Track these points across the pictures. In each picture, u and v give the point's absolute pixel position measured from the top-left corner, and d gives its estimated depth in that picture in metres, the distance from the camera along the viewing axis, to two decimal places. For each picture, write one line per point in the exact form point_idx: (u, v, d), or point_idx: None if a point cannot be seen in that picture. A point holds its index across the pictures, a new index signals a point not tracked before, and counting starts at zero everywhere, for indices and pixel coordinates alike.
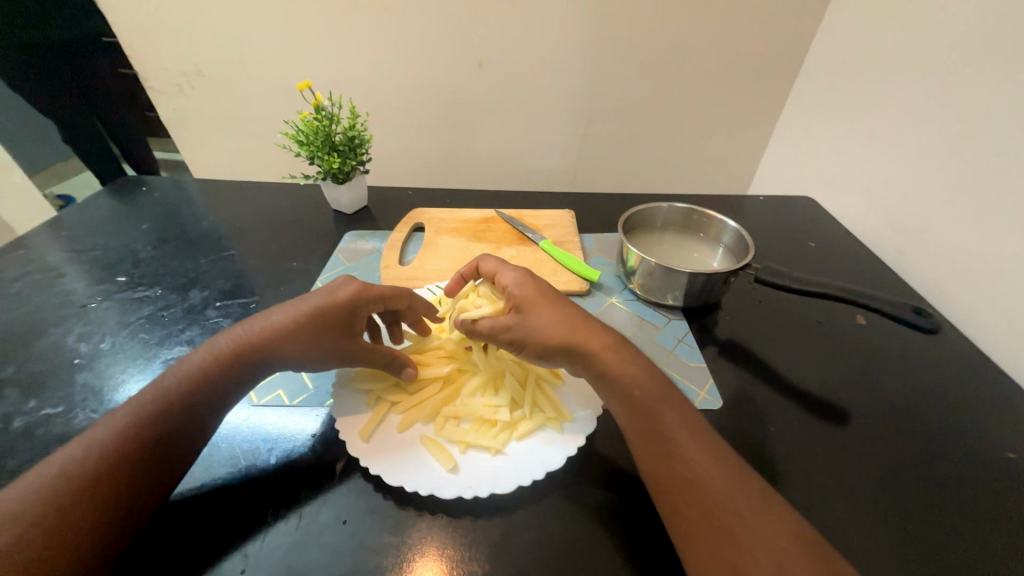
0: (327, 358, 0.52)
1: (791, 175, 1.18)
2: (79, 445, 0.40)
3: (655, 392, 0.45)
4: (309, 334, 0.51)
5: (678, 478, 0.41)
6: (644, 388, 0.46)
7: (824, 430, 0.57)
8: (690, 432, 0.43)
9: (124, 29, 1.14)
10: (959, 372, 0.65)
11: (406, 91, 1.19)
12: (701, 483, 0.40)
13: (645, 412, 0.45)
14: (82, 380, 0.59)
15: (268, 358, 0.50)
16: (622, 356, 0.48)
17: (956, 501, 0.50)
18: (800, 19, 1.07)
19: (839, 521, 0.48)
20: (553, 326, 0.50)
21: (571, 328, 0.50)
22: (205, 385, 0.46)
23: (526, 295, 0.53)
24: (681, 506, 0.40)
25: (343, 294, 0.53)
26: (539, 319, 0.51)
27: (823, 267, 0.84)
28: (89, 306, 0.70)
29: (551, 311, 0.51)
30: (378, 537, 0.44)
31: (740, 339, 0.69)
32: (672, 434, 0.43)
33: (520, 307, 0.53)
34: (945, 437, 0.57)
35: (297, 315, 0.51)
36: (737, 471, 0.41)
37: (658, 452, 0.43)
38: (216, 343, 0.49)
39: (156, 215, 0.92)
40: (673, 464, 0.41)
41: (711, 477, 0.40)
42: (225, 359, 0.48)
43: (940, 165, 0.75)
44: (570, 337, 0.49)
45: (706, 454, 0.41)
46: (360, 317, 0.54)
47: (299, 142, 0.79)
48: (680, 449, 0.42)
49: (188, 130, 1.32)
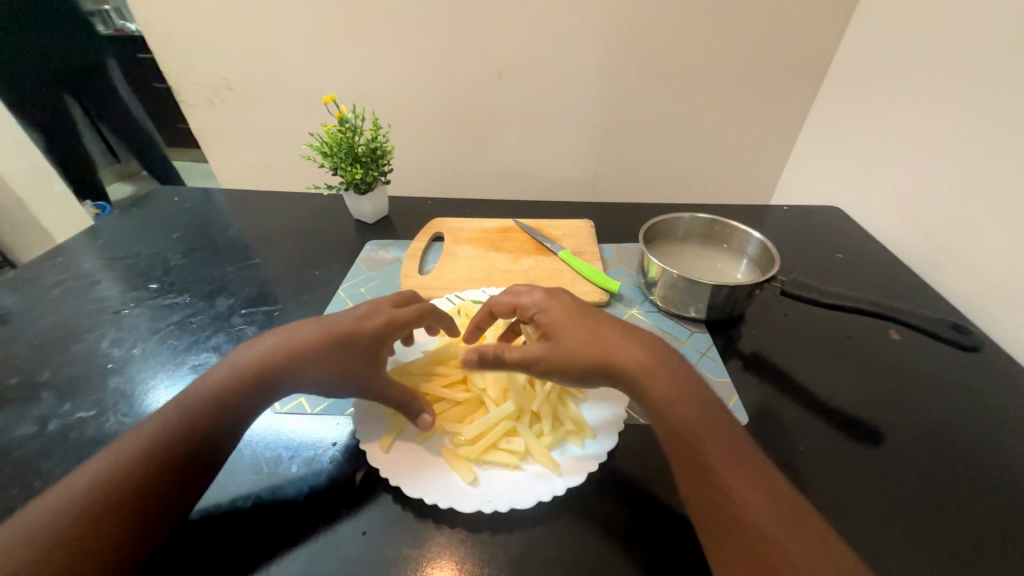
0: (345, 382, 0.50)
1: (816, 184, 1.16)
2: (110, 454, 0.41)
3: (697, 419, 0.43)
4: (334, 356, 0.50)
5: (719, 512, 0.39)
6: (682, 416, 0.43)
7: (857, 451, 0.54)
8: (734, 464, 0.40)
9: (159, 47, 1.19)
10: (1005, 392, 0.62)
11: (425, 102, 1.21)
12: (744, 519, 0.38)
13: (685, 440, 0.42)
14: (114, 384, 0.61)
15: (289, 377, 0.49)
16: (662, 379, 0.46)
17: (1005, 530, 0.47)
18: (825, 25, 1.05)
19: (875, 547, 0.45)
20: (588, 349, 0.49)
21: (606, 349, 0.49)
22: (230, 400, 0.46)
23: (554, 320, 0.53)
24: (722, 539, 0.38)
25: (375, 322, 0.53)
26: (575, 343, 0.50)
27: (851, 280, 0.81)
28: (122, 313, 0.73)
29: (583, 334, 0.51)
30: (396, 549, 0.44)
31: (766, 353, 0.67)
32: (714, 465, 0.40)
33: (550, 333, 0.53)
34: (992, 463, 0.53)
35: (324, 335, 0.50)
36: (786, 506, 0.38)
37: (699, 484, 0.41)
38: (238, 358, 0.49)
39: (187, 224, 0.95)
40: (714, 497, 0.39)
41: (755, 514, 0.37)
42: (248, 375, 0.48)
43: (975, 173, 0.72)
44: (605, 359, 0.49)
45: (751, 488, 0.39)
46: (386, 348, 0.54)
47: (323, 153, 0.81)
48: (722, 482, 0.39)
49: (218, 142, 1.37)
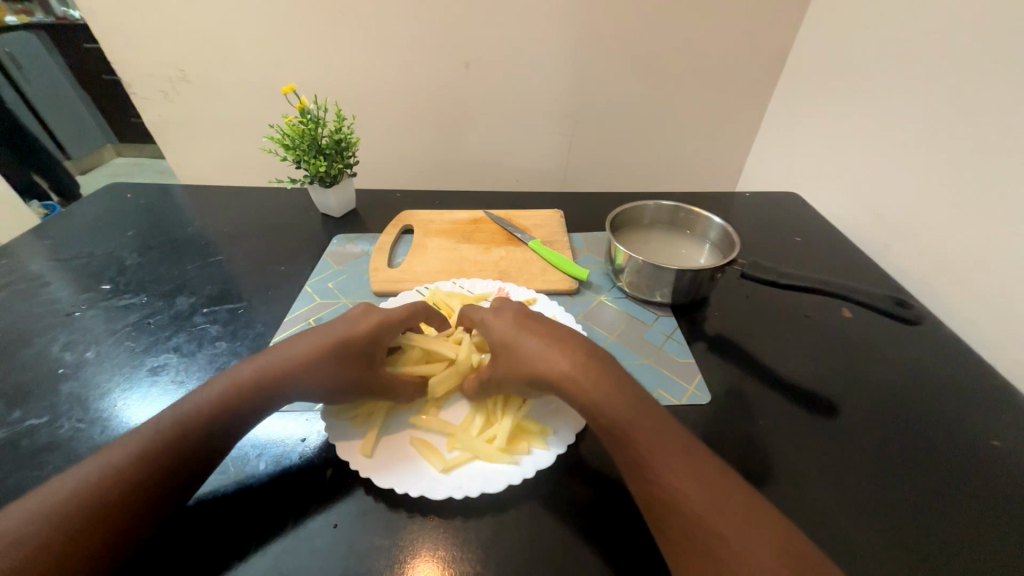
0: (356, 390, 0.50)
1: (777, 171, 1.20)
2: (97, 462, 0.41)
3: (627, 412, 0.43)
4: (348, 368, 0.50)
5: (659, 502, 0.40)
6: (614, 412, 0.44)
7: (811, 422, 0.57)
8: (666, 452, 0.41)
9: (105, 36, 1.12)
10: (947, 363, 0.66)
11: (392, 92, 1.19)
12: (679, 506, 0.39)
13: (619, 435, 0.43)
14: (68, 389, 0.58)
15: (294, 388, 0.49)
16: (592, 375, 0.46)
17: (940, 488, 0.51)
18: (784, 15, 1.07)
19: (824, 512, 0.48)
20: (529, 358, 0.49)
21: (536, 360, 0.48)
22: (234, 415, 0.46)
23: (496, 330, 0.53)
24: (665, 529, 0.39)
25: (369, 322, 0.53)
26: (514, 355, 0.50)
27: (809, 262, 0.85)
28: (75, 315, 0.70)
29: (526, 340, 0.50)
30: (370, 540, 0.44)
31: (728, 334, 0.70)
32: (648, 456, 0.41)
33: (494, 343, 0.52)
34: (935, 428, 0.57)
35: (335, 345, 0.50)
36: (719, 487, 0.39)
37: (638, 476, 0.42)
38: (239, 371, 0.48)
39: (142, 221, 0.91)
40: (650, 488, 0.40)
41: (689, 499, 0.38)
42: (251, 385, 0.47)
43: (922, 157, 0.76)
44: (539, 367, 0.48)
45: (684, 473, 0.39)
46: (381, 347, 0.53)
47: (285, 146, 0.79)
48: (656, 472, 0.40)
49: (174, 135, 1.31)
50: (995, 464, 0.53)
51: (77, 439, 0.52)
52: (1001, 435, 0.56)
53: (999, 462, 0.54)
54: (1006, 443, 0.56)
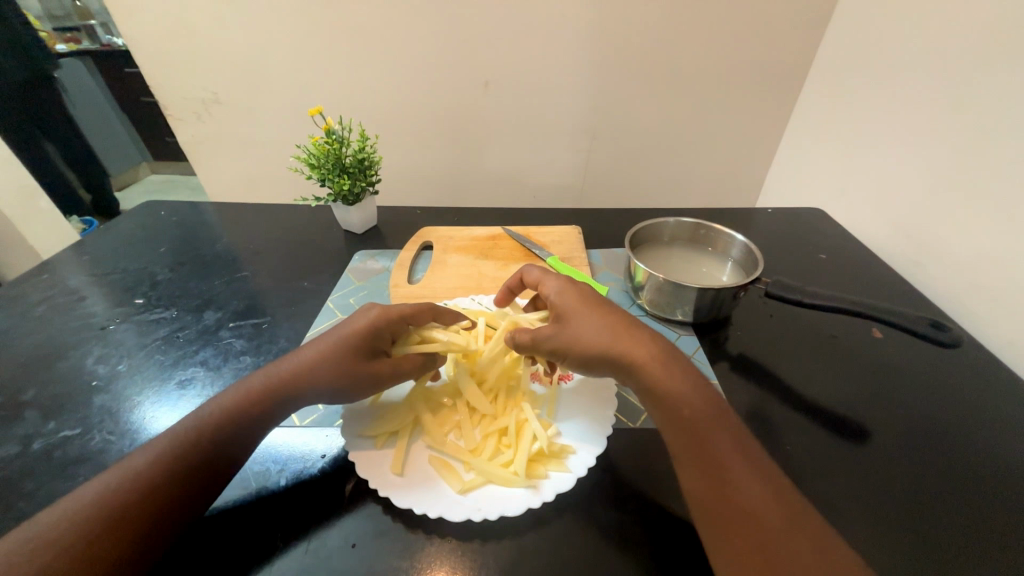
0: (362, 386, 0.52)
1: (799, 187, 1.18)
2: (118, 471, 0.42)
3: (705, 409, 0.44)
4: (352, 364, 0.51)
5: (727, 506, 0.39)
6: (692, 407, 0.44)
7: (842, 448, 0.55)
8: (742, 458, 0.41)
9: (144, 62, 1.19)
10: (988, 387, 0.63)
11: (412, 112, 1.22)
12: (752, 513, 0.38)
13: (695, 433, 0.43)
14: (99, 402, 0.60)
15: (306, 389, 0.50)
16: (668, 368, 0.47)
17: (987, 525, 0.48)
18: (803, 31, 1.07)
19: (860, 546, 0.46)
20: (602, 335, 0.50)
21: (610, 336, 0.49)
22: (252, 420, 0.48)
23: (570, 303, 0.54)
24: (728, 532, 0.38)
25: (362, 319, 0.54)
26: (581, 326, 0.51)
27: (835, 280, 0.83)
28: (108, 329, 0.72)
29: (596, 317, 0.51)
30: (387, 561, 0.44)
31: (753, 354, 0.68)
32: (723, 458, 0.41)
33: (563, 312, 0.54)
34: (979, 459, 0.54)
35: (342, 341, 0.52)
36: (790, 503, 0.39)
37: (707, 477, 0.41)
38: (250, 382, 0.50)
39: (174, 237, 0.95)
40: (721, 489, 0.40)
41: (763, 509, 0.38)
42: (263, 393, 0.49)
43: (952, 172, 0.74)
44: (616, 345, 0.49)
45: (758, 484, 0.39)
46: (382, 339, 0.54)
47: (310, 165, 0.81)
48: (731, 476, 0.40)
49: (205, 155, 1.37)
50: None
51: (108, 450, 0.54)
52: None
53: None
54: None
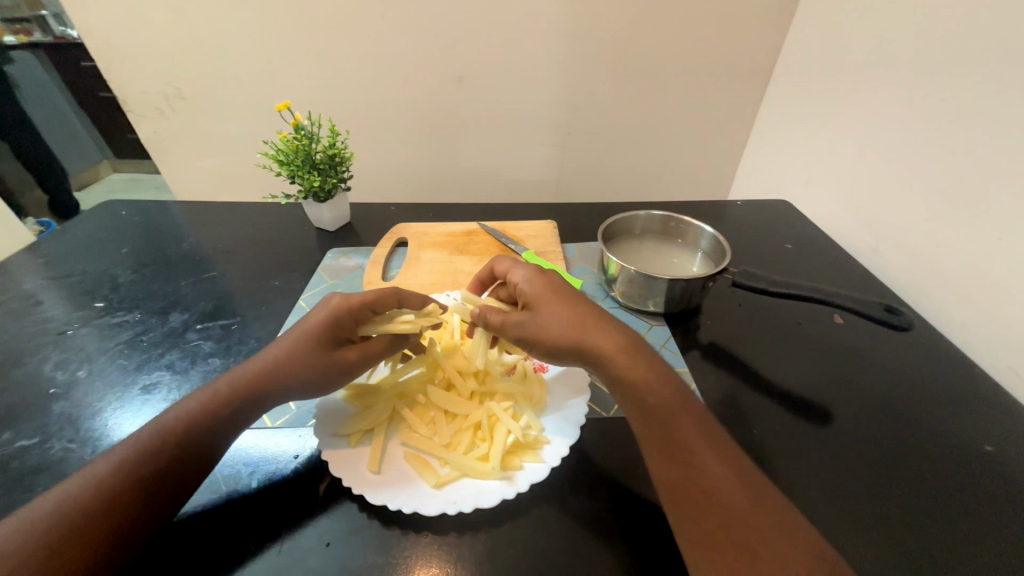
0: (332, 376, 0.52)
1: (767, 179, 1.21)
2: (78, 480, 0.40)
3: (668, 397, 0.45)
4: (316, 357, 0.52)
5: (692, 489, 0.40)
6: (657, 394, 0.45)
7: (804, 429, 0.57)
8: (706, 442, 0.42)
9: (101, 56, 1.14)
10: (939, 368, 0.66)
11: (385, 107, 1.20)
12: (716, 495, 0.39)
13: (660, 419, 0.44)
14: (59, 409, 0.58)
15: (274, 386, 0.50)
16: (633, 357, 0.48)
17: (936, 496, 0.51)
18: (769, 27, 1.10)
19: (820, 521, 0.48)
20: (568, 327, 0.51)
21: (576, 328, 0.50)
22: (220, 420, 0.47)
23: (539, 293, 0.54)
24: (695, 515, 0.39)
25: (321, 313, 0.54)
26: (549, 318, 0.52)
27: (799, 269, 0.86)
28: (67, 334, 0.69)
29: (561, 307, 0.52)
30: (362, 558, 0.44)
31: (722, 342, 0.70)
32: (687, 443, 0.42)
33: (531, 303, 0.54)
34: (929, 434, 0.57)
35: (305, 335, 0.52)
36: (752, 483, 0.40)
37: (673, 462, 0.42)
38: (213, 385, 0.49)
39: (137, 238, 0.91)
40: (687, 474, 0.41)
41: (726, 490, 0.39)
42: (227, 395, 0.48)
43: (906, 163, 0.77)
44: (583, 334, 0.50)
45: (722, 466, 0.41)
46: (346, 330, 0.54)
47: (279, 161, 0.80)
48: (696, 460, 0.41)
49: (170, 152, 1.32)
50: (993, 470, 0.53)
51: (68, 459, 0.52)
52: (993, 439, 0.56)
53: (995, 468, 0.53)
54: (999, 447, 0.56)
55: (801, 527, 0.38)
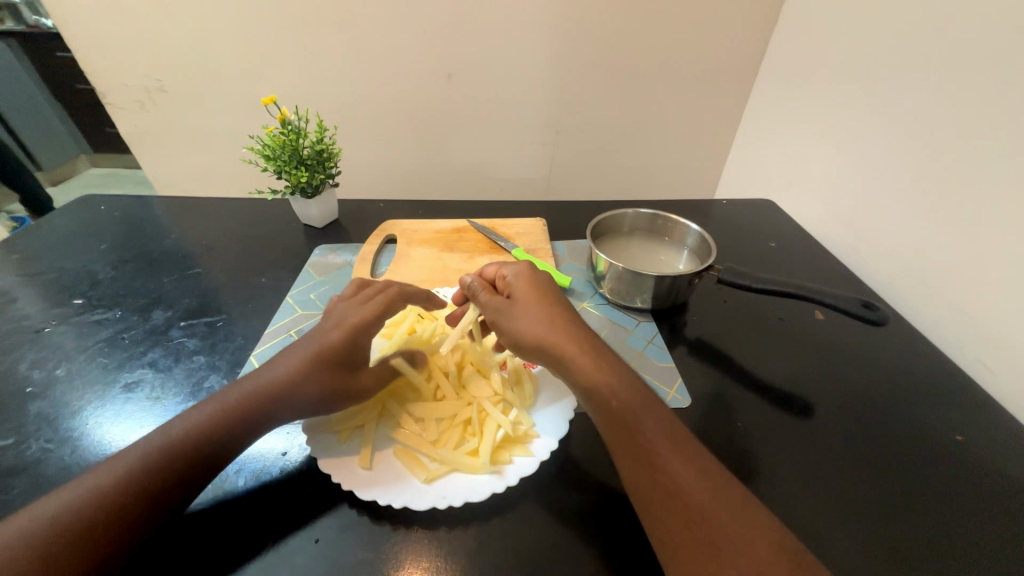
0: (338, 396, 0.50)
1: (751, 178, 1.24)
2: (76, 485, 0.40)
3: (626, 399, 0.46)
4: (334, 375, 0.51)
5: (659, 492, 0.41)
6: (620, 397, 0.46)
7: (787, 421, 0.59)
8: (669, 443, 0.43)
9: (77, 46, 1.10)
10: (915, 361, 0.68)
11: (374, 103, 1.19)
12: (681, 495, 0.40)
13: (623, 423, 0.45)
14: (36, 409, 0.56)
15: (286, 404, 0.48)
16: (593, 361, 0.49)
17: (909, 483, 0.53)
18: (753, 29, 1.12)
19: (801, 508, 0.50)
20: (535, 329, 0.52)
21: (541, 331, 0.51)
22: (223, 431, 0.45)
23: (520, 296, 0.56)
24: (664, 517, 0.40)
25: (337, 333, 0.53)
26: (520, 319, 0.53)
27: (784, 267, 0.88)
28: (44, 332, 0.67)
29: (532, 309, 0.54)
30: (352, 553, 0.44)
31: (708, 338, 0.71)
32: (652, 446, 0.43)
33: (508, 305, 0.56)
34: (904, 425, 0.59)
35: (320, 354, 0.51)
36: (716, 481, 0.41)
37: (640, 465, 0.43)
38: (228, 396, 0.47)
39: (117, 234, 0.89)
40: (652, 476, 0.41)
41: (691, 489, 0.40)
42: (240, 407, 0.47)
43: (883, 163, 0.80)
44: (548, 337, 0.51)
45: (687, 466, 0.41)
46: (358, 351, 0.54)
47: (264, 156, 0.78)
48: (661, 462, 0.42)
49: (152, 147, 1.29)
50: (963, 458, 0.56)
51: (46, 460, 0.51)
52: (964, 429, 0.59)
53: (965, 456, 0.56)
54: (969, 437, 0.58)
55: (771, 517, 0.39)
